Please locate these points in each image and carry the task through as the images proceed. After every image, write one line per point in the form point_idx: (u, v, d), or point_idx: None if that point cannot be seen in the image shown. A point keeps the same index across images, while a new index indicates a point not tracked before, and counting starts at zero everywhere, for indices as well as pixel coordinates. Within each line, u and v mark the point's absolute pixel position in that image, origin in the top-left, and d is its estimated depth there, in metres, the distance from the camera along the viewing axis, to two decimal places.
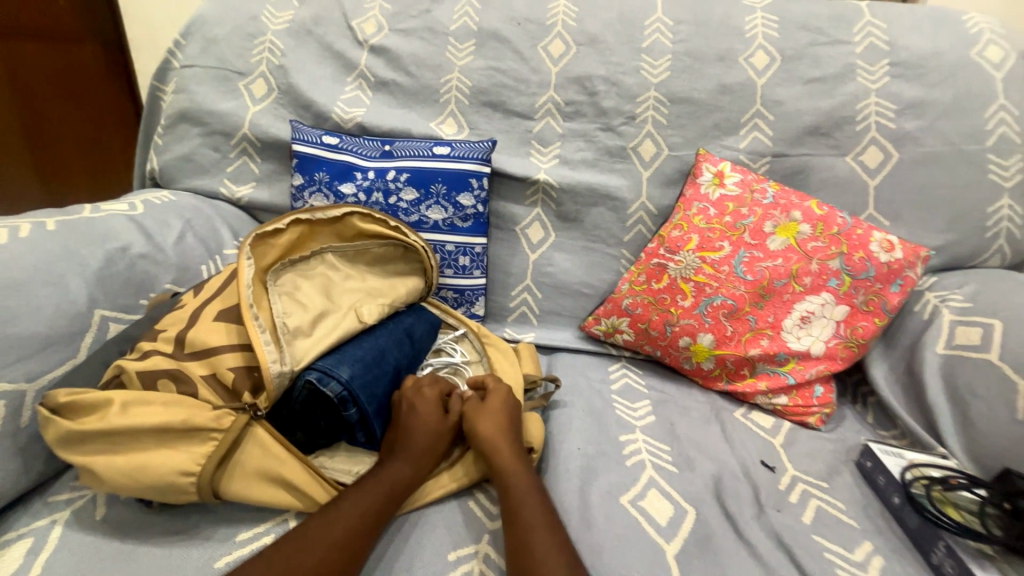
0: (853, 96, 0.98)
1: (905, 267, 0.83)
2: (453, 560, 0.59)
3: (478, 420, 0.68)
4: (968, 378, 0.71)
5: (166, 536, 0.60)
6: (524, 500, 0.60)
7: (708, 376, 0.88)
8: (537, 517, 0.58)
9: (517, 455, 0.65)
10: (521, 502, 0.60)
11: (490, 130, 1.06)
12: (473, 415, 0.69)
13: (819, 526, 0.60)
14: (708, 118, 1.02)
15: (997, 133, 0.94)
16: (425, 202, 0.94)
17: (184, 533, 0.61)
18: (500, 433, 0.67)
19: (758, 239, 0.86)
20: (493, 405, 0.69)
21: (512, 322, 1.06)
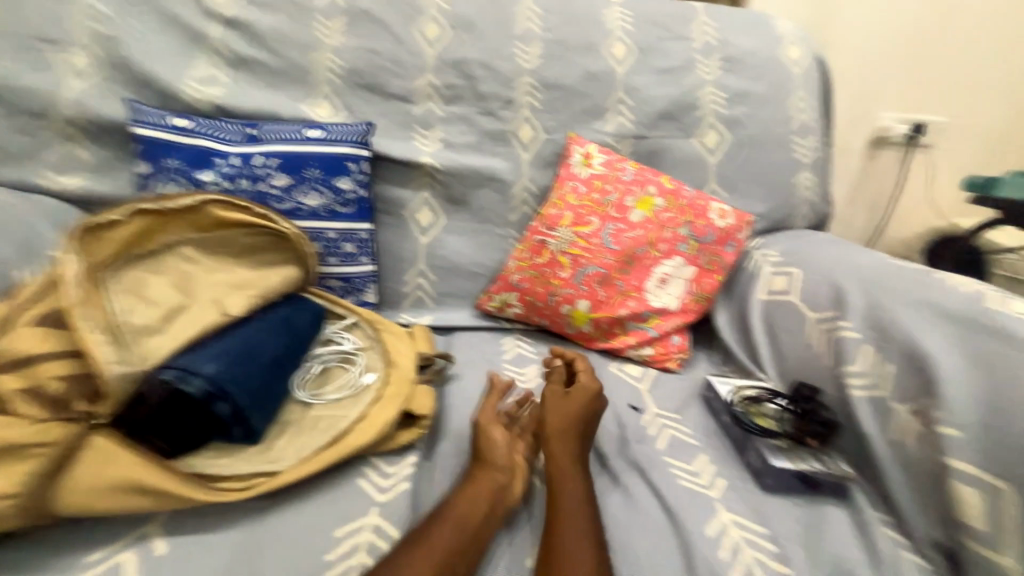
0: (694, 85, 1.14)
1: (735, 231, 0.99)
2: (340, 536, 0.58)
3: (553, 411, 0.71)
4: (777, 317, 0.88)
5: None
6: (570, 500, 0.60)
7: (588, 338, 0.97)
8: (574, 502, 0.60)
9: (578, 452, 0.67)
10: (563, 484, 0.62)
11: (368, 113, 1.03)
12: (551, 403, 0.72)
13: (670, 449, 0.71)
14: (577, 104, 1.11)
15: (798, 118, 1.16)
16: (299, 188, 0.90)
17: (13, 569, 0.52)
18: (575, 427, 0.69)
19: (621, 213, 0.97)
20: (572, 402, 0.71)
21: (408, 307, 1.06)
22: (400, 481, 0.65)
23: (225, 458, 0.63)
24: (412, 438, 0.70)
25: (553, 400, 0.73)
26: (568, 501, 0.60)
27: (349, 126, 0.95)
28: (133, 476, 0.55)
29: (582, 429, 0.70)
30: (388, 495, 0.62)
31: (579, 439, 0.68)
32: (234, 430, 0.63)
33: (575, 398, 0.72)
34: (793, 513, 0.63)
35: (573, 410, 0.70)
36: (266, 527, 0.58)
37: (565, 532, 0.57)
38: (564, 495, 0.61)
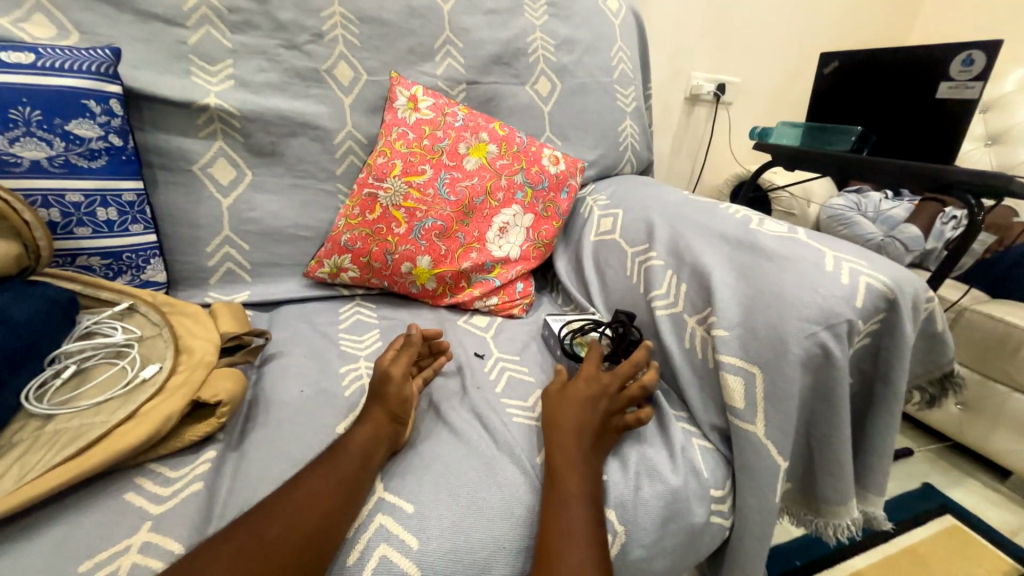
0: (524, 30, 1.12)
1: (568, 177, 1.03)
2: (87, 569, 0.44)
3: (560, 404, 0.65)
4: (603, 255, 0.95)
5: None
6: (573, 499, 0.55)
7: (434, 294, 0.94)
8: (570, 500, 0.55)
9: (583, 444, 0.60)
10: (568, 480, 0.57)
11: (117, 38, 0.79)
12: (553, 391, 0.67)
13: (507, 390, 0.72)
14: (402, 42, 1.01)
15: (619, 68, 1.23)
16: (5, 134, 0.65)
17: None
18: (583, 418, 0.62)
19: (455, 161, 0.92)
20: (576, 392, 0.65)
21: (215, 284, 0.89)
22: (190, 482, 0.54)
23: None
24: (206, 430, 0.58)
25: (555, 392, 0.67)
26: (569, 501, 0.55)
27: (81, 50, 0.71)
28: None
29: (593, 419, 0.63)
30: (167, 504, 0.50)
31: (587, 431, 0.61)
32: None
33: (579, 384, 0.66)
34: None
35: (576, 397, 0.64)
36: None
37: (567, 537, 0.53)
38: (568, 492, 0.56)
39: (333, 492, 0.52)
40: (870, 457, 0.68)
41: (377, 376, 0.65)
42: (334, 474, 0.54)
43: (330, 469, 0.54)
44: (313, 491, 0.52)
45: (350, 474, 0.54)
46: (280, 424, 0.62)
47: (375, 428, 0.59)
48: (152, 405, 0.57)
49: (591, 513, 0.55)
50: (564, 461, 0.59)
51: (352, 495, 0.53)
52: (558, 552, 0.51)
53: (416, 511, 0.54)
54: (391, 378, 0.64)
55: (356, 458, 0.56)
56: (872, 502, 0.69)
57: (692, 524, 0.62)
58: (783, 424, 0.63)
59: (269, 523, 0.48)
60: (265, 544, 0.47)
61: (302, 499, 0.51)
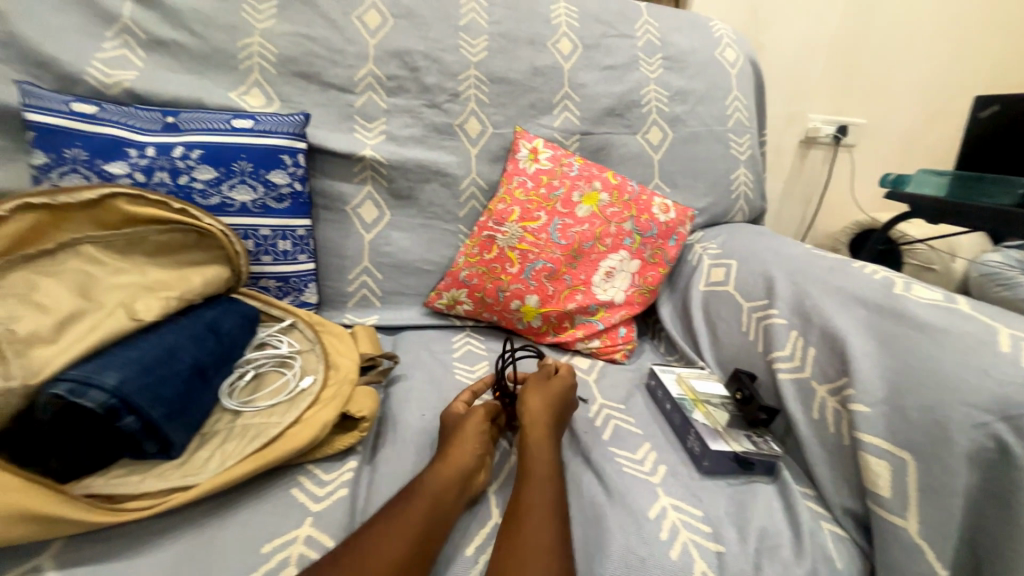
0: (638, 83, 1.16)
1: (677, 226, 1.03)
2: (267, 552, 0.52)
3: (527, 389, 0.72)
4: (716, 306, 0.93)
5: None
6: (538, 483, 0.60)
7: (538, 332, 0.97)
8: (538, 484, 0.60)
9: (551, 431, 0.67)
10: (536, 462, 0.62)
11: (305, 104, 0.98)
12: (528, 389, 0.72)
13: (614, 439, 0.72)
14: (525, 98, 1.10)
15: (734, 117, 1.21)
16: (227, 181, 0.83)
17: None
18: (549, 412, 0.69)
19: (568, 208, 0.97)
20: (552, 384, 0.73)
21: (352, 307, 1.02)
22: (338, 488, 0.61)
23: (135, 476, 0.55)
24: (351, 441, 0.67)
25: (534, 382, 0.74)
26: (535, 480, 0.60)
27: (284, 116, 0.89)
28: (15, 506, 0.44)
29: (560, 408, 0.71)
30: (324, 504, 0.59)
31: (551, 417, 0.69)
32: (146, 445, 0.55)
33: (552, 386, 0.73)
34: (726, 492, 0.65)
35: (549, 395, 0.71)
36: (180, 547, 0.52)
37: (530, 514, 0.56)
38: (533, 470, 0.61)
39: (417, 520, 0.54)
40: None
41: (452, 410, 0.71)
42: (417, 503, 0.56)
43: (417, 496, 0.57)
44: (404, 522, 0.54)
45: (434, 501, 0.57)
46: (406, 444, 0.69)
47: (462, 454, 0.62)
48: (311, 412, 0.67)
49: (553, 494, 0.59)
50: (534, 436, 0.65)
51: (435, 520, 0.55)
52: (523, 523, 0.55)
53: None
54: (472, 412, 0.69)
55: (437, 486, 0.58)
56: None
57: None
58: (945, 526, 0.54)
59: (371, 547, 0.51)
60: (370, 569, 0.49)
61: (397, 524, 0.54)
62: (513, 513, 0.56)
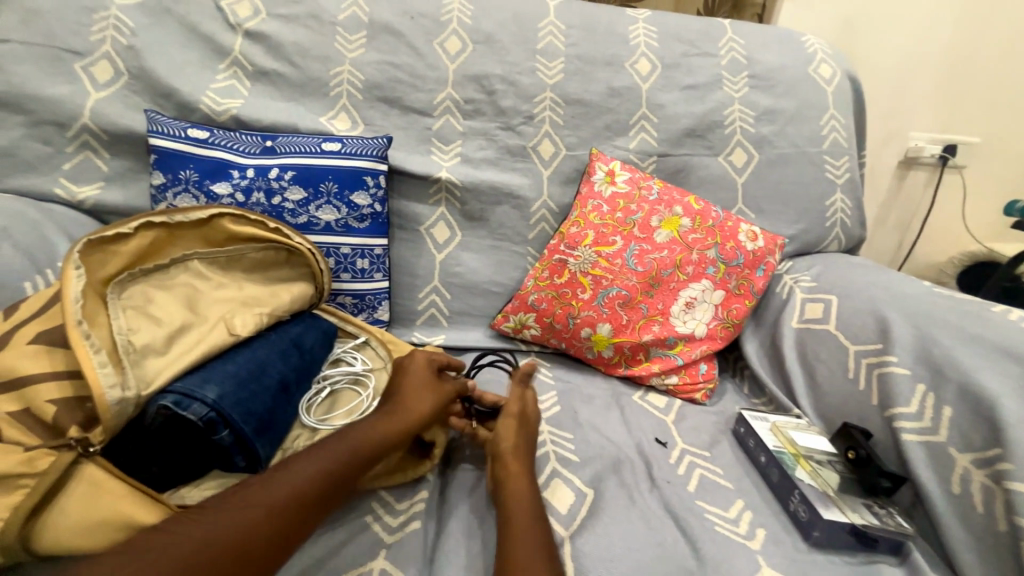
0: (720, 102, 1.10)
1: (765, 254, 0.94)
2: None
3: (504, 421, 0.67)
4: (814, 346, 0.83)
5: None
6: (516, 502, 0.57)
7: (609, 363, 0.92)
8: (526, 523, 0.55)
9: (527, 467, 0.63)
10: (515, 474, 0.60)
11: (387, 127, 1.01)
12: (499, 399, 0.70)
13: (701, 492, 0.65)
14: (600, 119, 1.08)
15: (830, 137, 1.11)
16: (315, 202, 0.87)
17: None
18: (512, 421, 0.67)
19: (646, 233, 0.92)
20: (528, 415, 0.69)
21: (420, 326, 1.03)
22: (411, 519, 0.61)
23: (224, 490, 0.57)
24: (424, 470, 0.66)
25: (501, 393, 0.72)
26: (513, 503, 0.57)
27: (369, 139, 0.93)
28: (123, 515, 0.46)
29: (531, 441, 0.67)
30: (397, 535, 0.59)
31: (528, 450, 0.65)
32: (236, 459, 0.56)
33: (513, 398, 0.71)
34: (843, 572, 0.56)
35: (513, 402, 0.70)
36: None
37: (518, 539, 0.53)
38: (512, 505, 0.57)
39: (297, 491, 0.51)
40: None
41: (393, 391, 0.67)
42: (309, 474, 0.53)
43: (315, 465, 0.54)
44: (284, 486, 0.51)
45: (325, 473, 0.54)
46: None
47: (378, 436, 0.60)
48: None
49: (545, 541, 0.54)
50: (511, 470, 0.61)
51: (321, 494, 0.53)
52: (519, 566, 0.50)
53: None
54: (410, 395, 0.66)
55: (339, 459, 0.56)
56: None
57: None
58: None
59: (248, 505, 0.48)
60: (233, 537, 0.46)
61: (277, 487, 0.51)
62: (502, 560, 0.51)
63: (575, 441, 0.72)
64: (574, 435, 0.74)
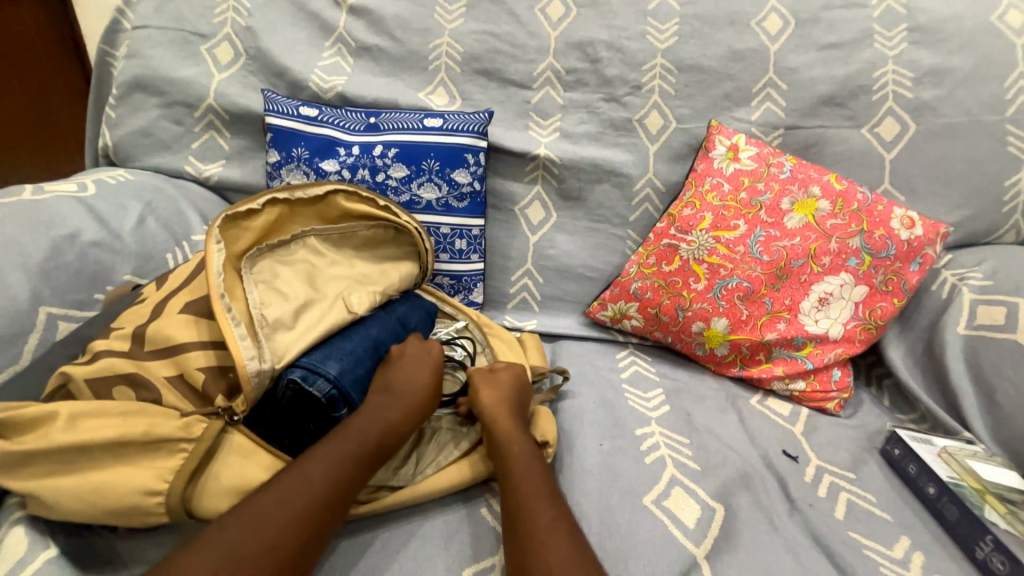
0: (870, 63, 0.93)
1: (925, 245, 0.78)
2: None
3: (485, 392, 0.63)
4: (993, 358, 0.69)
5: (95, 569, 0.46)
6: (538, 507, 0.52)
7: (721, 362, 0.83)
8: (535, 498, 0.53)
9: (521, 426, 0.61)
10: (525, 476, 0.55)
11: (485, 102, 0.97)
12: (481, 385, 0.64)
13: (852, 521, 0.57)
14: (718, 87, 0.95)
15: (1016, 102, 0.90)
16: (417, 180, 0.86)
17: (114, 563, 0.47)
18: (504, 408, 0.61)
19: (775, 217, 0.81)
20: (500, 376, 0.65)
21: (511, 309, 0.99)
22: None
23: None
24: None
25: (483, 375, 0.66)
26: (535, 504, 0.52)
27: (469, 115, 0.89)
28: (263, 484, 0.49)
29: (519, 400, 0.63)
30: None
31: (514, 412, 0.62)
32: None
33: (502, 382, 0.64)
34: None
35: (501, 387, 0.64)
36: (389, 553, 0.54)
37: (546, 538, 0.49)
38: (513, 473, 0.55)
39: (328, 484, 0.48)
40: None
41: (371, 367, 0.60)
42: (309, 477, 0.48)
43: (329, 454, 0.50)
44: (310, 481, 0.47)
45: (347, 458, 0.50)
46: (587, 475, 0.62)
47: (385, 421, 0.55)
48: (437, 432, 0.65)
49: (560, 512, 0.52)
50: (501, 433, 0.59)
51: (350, 484, 0.49)
52: (543, 543, 0.48)
53: None
54: (397, 371, 0.60)
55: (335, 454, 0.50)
56: None
57: None
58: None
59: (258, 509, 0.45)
60: (268, 538, 0.43)
61: (301, 481, 0.47)
62: (523, 537, 0.49)
63: (692, 446, 0.66)
64: (690, 440, 0.67)
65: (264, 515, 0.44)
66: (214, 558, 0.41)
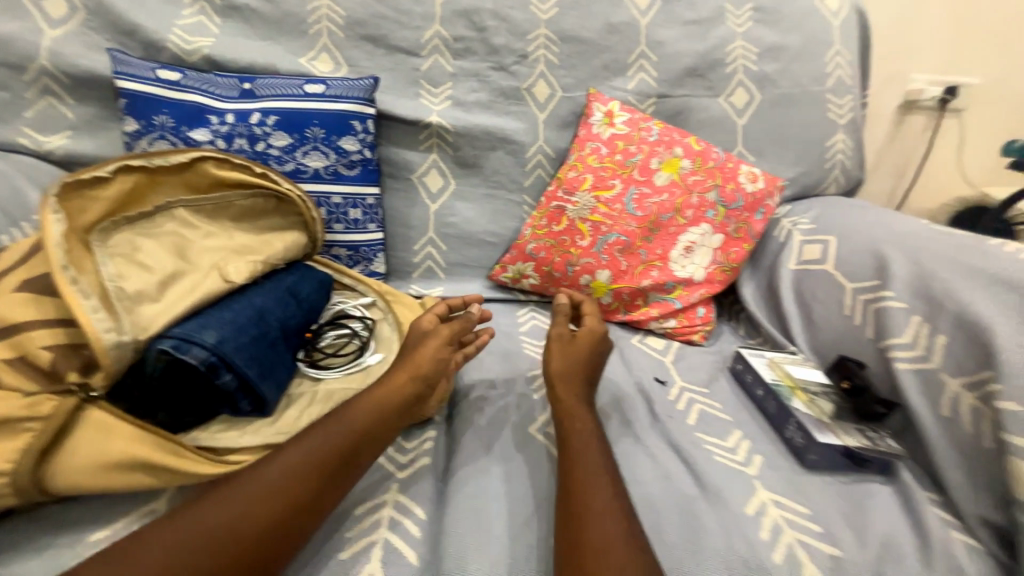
0: (724, 38, 1.05)
1: (766, 197, 0.92)
2: (361, 513, 0.56)
3: (552, 354, 0.67)
4: (811, 286, 0.84)
5: None
6: (593, 482, 0.54)
7: (608, 309, 0.92)
8: (595, 477, 0.54)
9: (586, 400, 0.64)
10: (585, 447, 0.58)
11: (372, 69, 0.95)
12: (557, 347, 0.68)
13: (701, 424, 0.68)
14: (598, 58, 1.02)
15: (834, 75, 1.07)
16: (301, 148, 0.83)
17: None
18: (578, 372, 0.66)
19: (646, 176, 0.90)
20: (577, 342, 0.69)
21: (417, 278, 1.01)
22: (419, 457, 0.63)
23: (232, 432, 0.58)
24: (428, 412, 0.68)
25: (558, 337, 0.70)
26: (592, 475, 0.55)
27: (354, 81, 0.87)
28: (133, 455, 0.48)
29: (588, 367, 0.67)
30: (408, 471, 0.61)
31: (584, 376, 0.66)
32: (241, 404, 0.57)
33: (574, 347, 0.68)
34: (835, 491, 0.60)
35: (579, 353, 0.68)
36: None
37: (594, 508, 0.51)
38: (573, 445, 0.58)
39: (307, 473, 0.51)
40: None
41: (256, 332, 0.58)
42: (292, 471, 0.51)
43: (311, 447, 0.53)
44: (290, 465, 0.52)
45: (329, 454, 0.53)
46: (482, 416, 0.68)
47: (379, 400, 0.58)
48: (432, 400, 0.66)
49: (615, 488, 0.54)
50: (567, 401, 0.63)
51: (332, 472, 0.53)
52: (588, 511, 0.51)
53: None
54: (412, 350, 0.64)
55: (324, 449, 0.53)
56: None
57: None
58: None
59: (237, 494, 0.49)
60: (233, 518, 0.47)
61: (284, 471, 0.51)
62: (569, 501, 0.53)
63: None
64: None
65: (241, 500, 0.48)
66: (183, 531, 0.46)
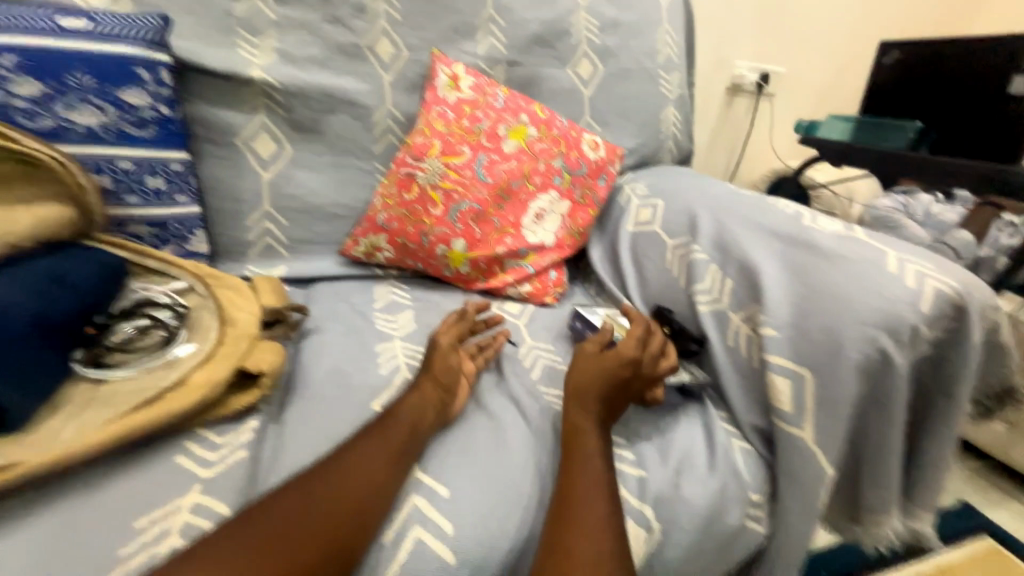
0: (568, 9, 1.08)
1: (607, 164, 0.99)
2: (140, 527, 0.48)
3: (581, 369, 0.66)
4: (642, 245, 0.93)
5: None
6: (591, 495, 0.55)
7: (466, 279, 0.92)
8: (597, 484, 0.56)
9: (604, 418, 0.63)
10: (590, 464, 0.58)
11: (167, 8, 0.79)
12: (585, 359, 0.67)
13: (543, 378, 0.73)
14: (445, 18, 0.98)
15: (665, 53, 1.18)
16: (61, 99, 0.66)
17: None
18: (602, 389, 0.64)
19: (494, 143, 0.90)
20: (610, 356, 0.66)
21: (255, 258, 0.90)
22: (233, 451, 0.56)
23: None
24: (248, 400, 0.61)
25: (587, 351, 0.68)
26: (592, 489, 0.56)
27: (135, 18, 0.72)
28: None
29: (615, 385, 0.65)
30: (213, 470, 0.54)
31: (610, 393, 0.64)
32: None
33: (605, 362, 0.66)
34: (649, 419, 0.69)
35: (605, 369, 0.65)
36: (44, 531, 0.47)
37: (585, 522, 0.53)
38: (582, 463, 0.58)
39: (319, 527, 0.48)
40: (919, 468, 0.65)
41: None
42: (302, 525, 0.48)
43: (326, 496, 0.50)
44: (306, 512, 0.49)
45: (342, 504, 0.50)
46: (319, 398, 0.63)
47: (390, 441, 0.56)
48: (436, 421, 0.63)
49: (611, 504, 0.55)
50: (580, 417, 0.62)
51: (344, 532, 0.48)
52: (579, 523, 0.53)
53: (450, 496, 0.55)
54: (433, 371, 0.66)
55: (343, 500, 0.50)
56: (915, 514, 0.67)
57: (724, 524, 0.63)
58: (886, 429, 0.61)
59: (243, 542, 0.45)
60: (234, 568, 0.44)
61: (297, 523, 0.48)
62: (566, 510, 0.54)
63: None
64: None
65: (247, 545, 0.45)
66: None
